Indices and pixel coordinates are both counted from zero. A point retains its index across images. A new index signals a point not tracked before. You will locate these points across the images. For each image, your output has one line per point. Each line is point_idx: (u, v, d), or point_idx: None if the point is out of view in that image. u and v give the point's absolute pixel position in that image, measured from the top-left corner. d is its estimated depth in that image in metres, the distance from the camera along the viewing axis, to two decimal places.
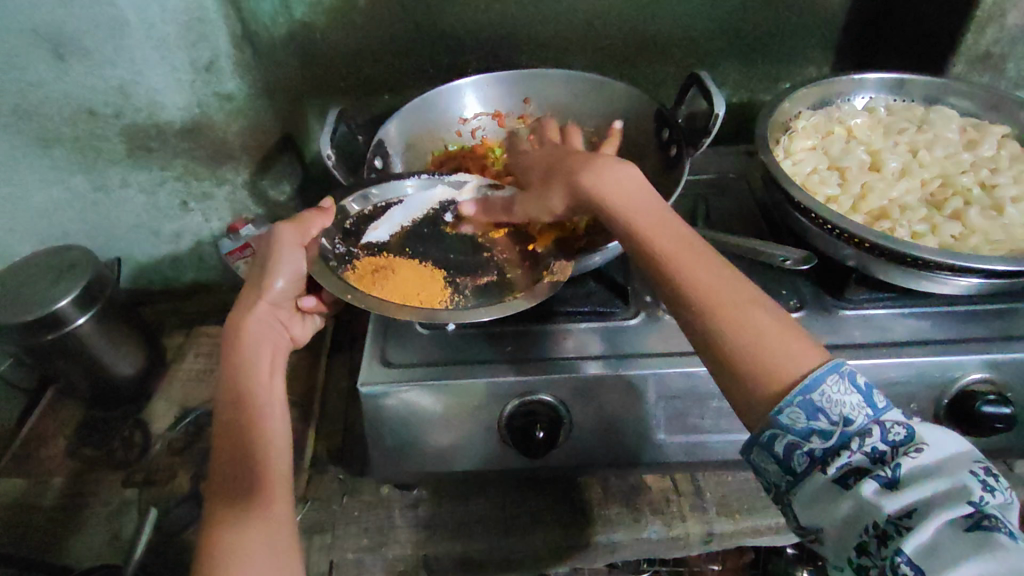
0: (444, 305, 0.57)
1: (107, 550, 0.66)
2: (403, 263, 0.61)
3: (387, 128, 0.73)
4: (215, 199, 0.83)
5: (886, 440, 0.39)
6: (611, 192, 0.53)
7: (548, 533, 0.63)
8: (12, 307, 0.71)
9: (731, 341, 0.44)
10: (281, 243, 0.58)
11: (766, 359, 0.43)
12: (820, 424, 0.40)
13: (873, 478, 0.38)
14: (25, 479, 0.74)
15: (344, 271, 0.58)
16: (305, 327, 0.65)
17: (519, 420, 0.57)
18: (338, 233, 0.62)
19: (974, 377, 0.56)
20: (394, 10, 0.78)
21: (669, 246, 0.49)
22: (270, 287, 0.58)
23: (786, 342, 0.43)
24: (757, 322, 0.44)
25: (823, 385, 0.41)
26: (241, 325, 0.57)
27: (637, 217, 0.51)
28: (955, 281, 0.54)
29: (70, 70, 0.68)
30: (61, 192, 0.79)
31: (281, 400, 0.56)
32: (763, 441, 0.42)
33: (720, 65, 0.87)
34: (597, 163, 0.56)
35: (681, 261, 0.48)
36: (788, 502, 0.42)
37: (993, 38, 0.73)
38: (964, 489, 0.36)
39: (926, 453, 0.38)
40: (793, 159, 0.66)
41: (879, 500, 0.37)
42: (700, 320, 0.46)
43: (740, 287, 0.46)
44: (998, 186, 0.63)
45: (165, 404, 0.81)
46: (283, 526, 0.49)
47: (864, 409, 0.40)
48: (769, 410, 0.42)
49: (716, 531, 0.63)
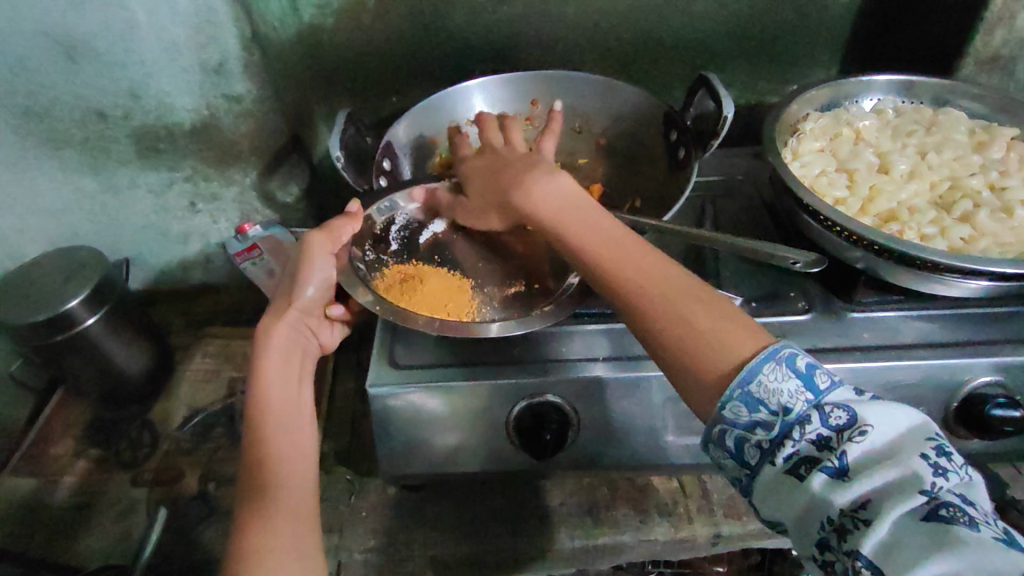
0: (472, 317, 0.59)
1: (116, 550, 0.67)
2: (432, 272, 0.63)
3: (395, 130, 0.74)
4: (223, 200, 0.83)
5: (827, 424, 0.38)
6: (542, 204, 0.54)
7: (555, 533, 0.63)
8: (22, 307, 0.72)
9: (664, 338, 0.45)
10: (312, 251, 0.57)
11: (701, 352, 0.43)
12: (761, 416, 0.40)
13: (822, 470, 0.37)
14: (34, 479, 0.74)
15: (374, 280, 0.60)
16: (333, 335, 0.63)
17: (526, 420, 0.57)
18: (370, 238, 0.64)
19: (983, 380, 0.56)
20: (402, 12, 0.79)
21: (603, 251, 0.50)
22: (300, 295, 0.58)
23: (723, 335, 0.43)
24: (695, 317, 0.44)
25: (760, 374, 0.40)
26: (272, 333, 0.56)
27: (573, 228, 0.52)
28: (965, 284, 0.54)
29: (81, 72, 0.68)
30: (71, 193, 0.79)
31: (309, 411, 0.55)
32: (714, 435, 0.42)
33: (727, 66, 0.87)
34: (525, 173, 0.58)
35: (619, 266, 0.48)
36: (749, 495, 0.41)
37: (1002, 40, 0.73)
38: (915, 476, 0.35)
39: (871, 436, 0.36)
40: (802, 161, 0.66)
41: (830, 494, 0.36)
42: (642, 322, 0.46)
43: (681, 285, 0.46)
44: (1007, 189, 0.63)
45: (174, 404, 0.82)
46: (305, 528, 0.48)
47: (803, 395, 0.39)
48: (715, 405, 0.42)
49: (724, 532, 0.63)
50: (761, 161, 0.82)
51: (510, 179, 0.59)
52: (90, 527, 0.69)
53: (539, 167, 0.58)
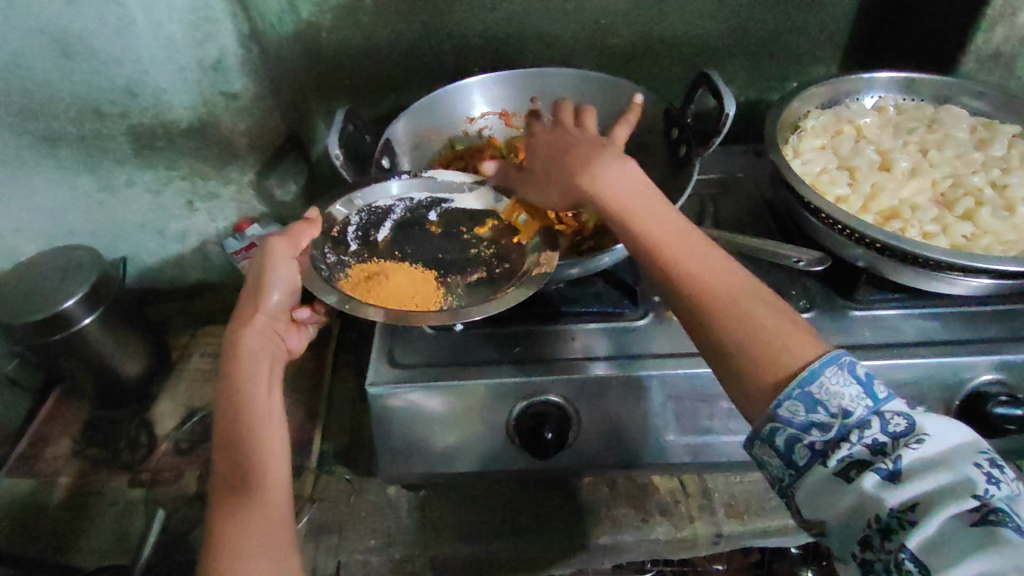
0: (440, 306, 0.56)
1: (115, 551, 0.66)
2: (394, 267, 0.60)
3: (393, 128, 0.73)
4: (221, 199, 0.83)
5: (886, 431, 0.37)
6: (609, 186, 0.51)
7: (555, 533, 0.62)
8: (17, 306, 0.71)
9: (728, 336, 0.43)
10: (274, 255, 0.56)
11: (766, 353, 0.42)
12: (819, 417, 0.39)
13: (874, 471, 0.36)
14: (31, 480, 0.74)
15: (338, 280, 0.58)
16: (301, 338, 0.61)
17: (526, 421, 0.57)
18: (327, 242, 0.62)
19: (985, 378, 0.56)
20: (400, 10, 0.78)
21: (666, 241, 0.48)
22: (266, 301, 0.56)
23: (783, 335, 0.42)
24: (758, 318, 0.43)
25: (822, 376, 0.39)
26: (239, 339, 0.54)
27: (640, 216, 0.49)
28: (967, 281, 0.54)
29: (77, 70, 0.68)
30: (66, 192, 0.78)
31: (278, 414, 0.53)
32: (764, 434, 0.41)
33: (727, 63, 0.87)
34: (592, 154, 0.54)
35: (684, 259, 0.46)
36: (789, 497, 0.40)
37: (1003, 37, 0.72)
38: (969, 482, 0.34)
39: (927, 444, 0.36)
40: (802, 158, 0.66)
41: (880, 493, 0.36)
42: (702, 317, 0.44)
43: (743, 285, 0.45)
44: (1009, 186, 0.63)
45: (171, 404, 0.82)
46: (281, 532, 0.47)
47: (864, 400, 0.39)
48: (771, 402, 0.40)
49: (725, 532, 0.62)
50: (760, 159, 0.82)
51: (575, 161, 0.55)
52: (87, 529, 0.69)
53: (606, 150, 0.55)
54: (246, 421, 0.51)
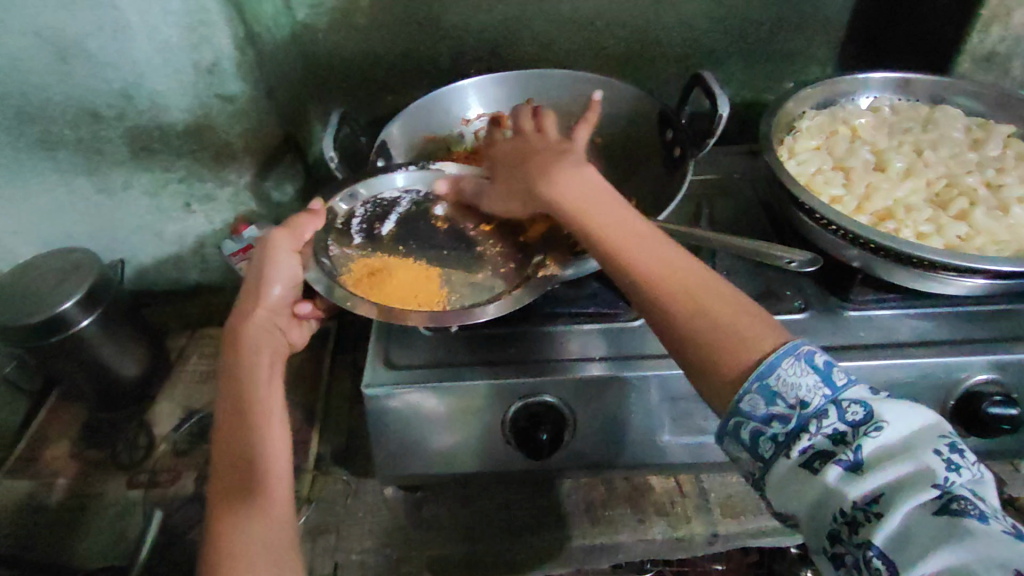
0: (441, 306, 0.57)
1: (112, 552, 0.67)
2: (395, 263, 0.60)
3: (390, 129, 0.74)
4: (218, 201, 0.83)
5: (845, 420, 0.37)
6: (563, 189, 0.52)
7: (552, 534, 0.63)
8: (15, 309, 0.71)
9: (689, 335, 0.43)
10: (276, 247, 0.57)
11: (730, 351, 0.41)
12: (779, 409, 0.39)
13: (837, 463, 0.36)
14: (30, 481, 0.74)
15: (342, 274, 0.59)
16: (303, 332, 0.62)
17: (523, 421, 0.57)
18: (332, 233, 0.62)
19: (979, 378, 0.56)
20: (397, 11, 0.78)
21: (624, 241, 0.48)
22: (266, 294, 0.57)
23: (746, 331, 0.42)
24: (718, 313, 0.43)
25: (778, 368, 0.39)
26: (238, 334, 0.55)
27: (597, 219, 0.49)
28: (961, 282, 0.54)
29: (73, 73, 0.68)
30: (63, 195, 0.79)
31: (281, 404, 0.53)
32: (730, 429, 0.41)
33: (724, 64, 0.87)
34: (548, 156, 0.56)
35: (642, 261, 0.46)
36: (760, 489, 0.41)
37: (999, 37, 0.72)
38: (929, 471, 0.34)
39: (887, 432, 0.36)
40: (797, 159, 0.66)
41: (844, 486, 0.36)
42: (661, 312, 0.44)
43: (702, 280, 0.45)
44: (1004, 186, 0.63)
45: (169, 405, 0.82)
46: (283, 528, 0.47)
47: (821, 389, 0.39)
48: (731, 397, 0.41)
49: (721, 532, 0.63)
50: (756, 159, 0.82)
51: (537, 165, 0.55)
52: (85, 530, 0.69)
53: (566, 153, 0.56)
54: (245, 416, 0.51)
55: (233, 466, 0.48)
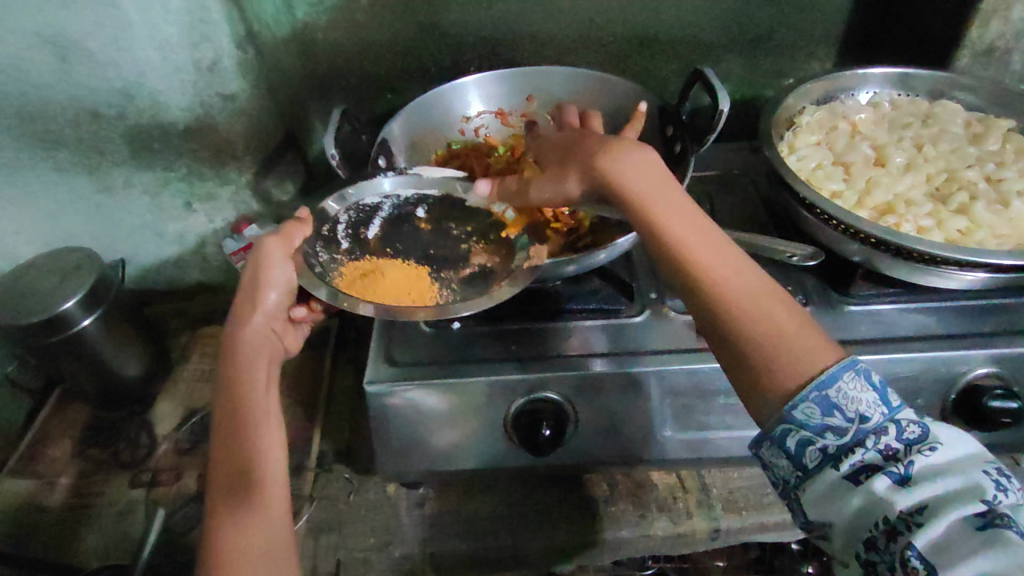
0: (433, 302, 0.57)
1: (116, 551, 0.67)
2: (388, 264, 0.60)
3: (390, 127, 0.73)
4: (219, 200, 0.83)
5: (900, 438, 0.38)
6: (630, 177, 0.51)
7: (554, 530, 0.63)
8: (16, 308, 0.71)
9: (741, 333, 0.43)
10: (268, 254, 0.56)
11: (783, 355, 0.41)
12: (835, 421, 0.39)
13: (886, 474, 0.36)
14: (33, 481, 0.74)
15: (332, 279, 0.58)
16: (297, 337, 0.61)
17: (525, 419, 0.56)
18: (319, 240, 0.62)
19: (980, 372, 0.56)
20: (396, 10, 0.78)
21: (681, 231, 0.48)
22: (264, 300, 0.56)
23: (801, 338, 0.42)
24: (775, 317, 0.43)
25: (840, 381, 0.39)
26: (235, 340, 0.55)
27: (657, 209, 0.49)
28: (961, 276, 0.54)
29: (73, 72, 0.68)
30: (63, 194, 0.79)
31: (277, 412, 0.53)
32: (775, 435, 0.40)
33: (723, 60, 0.87)
34: (610, 142, 0.55)
35: (699, 254, 0.46)
36: (794, 497, 0.40)
37: (997, 32, 0.72)
38: (977, 487, 0.35)
39: (940, 453, 0.37)
40: (798, 155, 0.66)
41: (892, 497, 0.36)
42: (716, 307, 0.44)
43: (758, 282, 0.45)
44: (1004, 180, 0.63)
45: (170, 404, 0.82)
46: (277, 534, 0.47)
47: (880, 407, 0.39)
48: (784, 404, 0.40)
49: (723, 527, 0.63)
50: (756, 155, 0.82)
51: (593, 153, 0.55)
52: (89, 529, 0.69)
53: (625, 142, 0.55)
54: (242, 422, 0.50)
55: (231, 471, 0.48)
